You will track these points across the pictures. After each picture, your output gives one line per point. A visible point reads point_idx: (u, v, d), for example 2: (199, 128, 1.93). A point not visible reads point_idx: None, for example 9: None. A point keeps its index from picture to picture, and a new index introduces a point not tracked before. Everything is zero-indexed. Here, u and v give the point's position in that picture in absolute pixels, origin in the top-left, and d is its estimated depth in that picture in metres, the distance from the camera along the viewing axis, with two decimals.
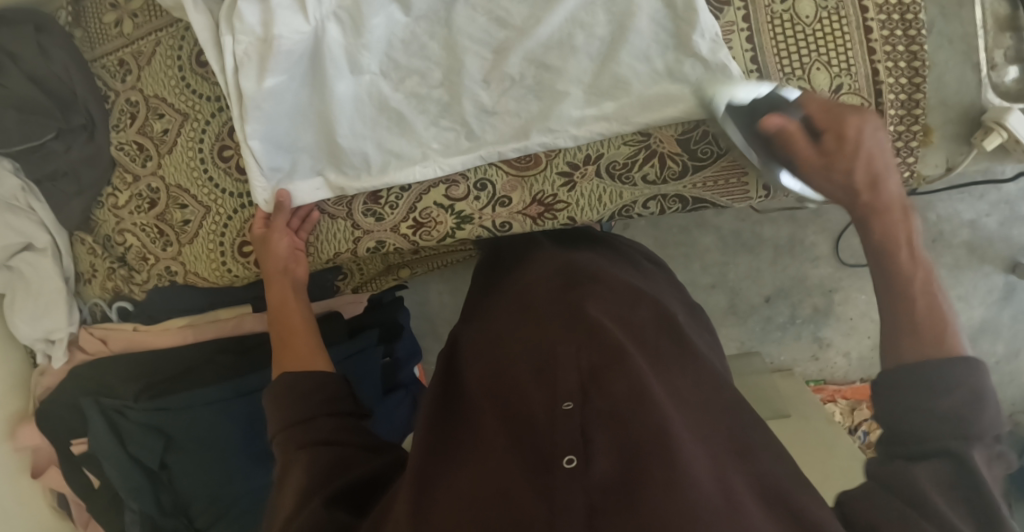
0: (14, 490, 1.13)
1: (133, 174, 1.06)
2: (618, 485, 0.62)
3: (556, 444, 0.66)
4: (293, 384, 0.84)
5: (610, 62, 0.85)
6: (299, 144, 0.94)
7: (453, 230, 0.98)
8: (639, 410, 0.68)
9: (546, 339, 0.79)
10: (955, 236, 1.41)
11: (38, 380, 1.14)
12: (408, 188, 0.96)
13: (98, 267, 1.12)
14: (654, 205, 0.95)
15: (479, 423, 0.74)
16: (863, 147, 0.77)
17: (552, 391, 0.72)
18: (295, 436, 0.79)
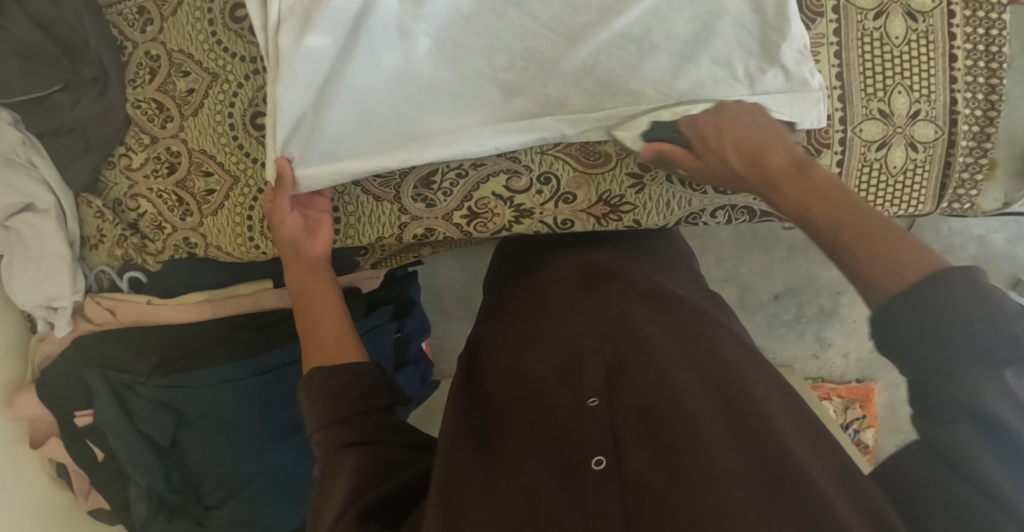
0: (11, 459, 1.08)
1: (150, 135, 0.96)
2: (649, 480, 0.60)
3: (585, 446, 0.65)
4: (318, 381, 0.70)
5: (689, 63, 0.78)
6: (327, 119, 0.75)
7: (509, 224, 0.84)
8: (668, 403, 0.66)
9: (568, 340, 0.78)
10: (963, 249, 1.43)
11: (38, 347, 1.09)
12: (464, 174, 0.81)
13: (106, 232, 1.03)
14: (723, 217, 0.86)
15: (507, 423, 0.73)
16: (769, 148, 0.70)
17: (578, 391, 0.71)
18: (329, 437, 0.67)
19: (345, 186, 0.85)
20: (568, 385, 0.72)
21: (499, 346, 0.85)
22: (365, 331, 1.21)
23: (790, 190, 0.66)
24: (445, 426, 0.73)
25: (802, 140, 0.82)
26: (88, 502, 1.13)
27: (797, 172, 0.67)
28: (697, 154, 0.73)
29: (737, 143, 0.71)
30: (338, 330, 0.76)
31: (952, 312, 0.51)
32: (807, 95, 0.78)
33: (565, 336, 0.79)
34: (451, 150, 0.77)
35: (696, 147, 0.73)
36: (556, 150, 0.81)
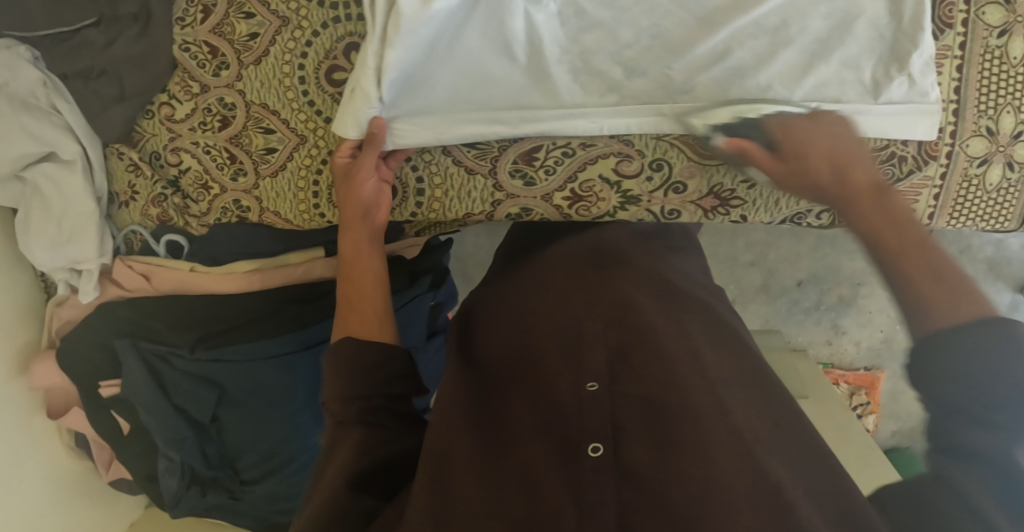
0: (26, 429, 1.01)
1: (199, 83, 0.83)
2: (643, 470, 0.61)
3: (585, 430, 0.65)
4: (345, 354, 0.70)
5: (818, 62, 0.77)
6: (433, 81, 0.71)
7: (613, 210, 0.81)
8: (666, 399, 0.66)
9: (570, 325, 0.76)
10: (980, 251, 1.39)
11: (56, 311, 1.00)
12: (572, 153, 0.77)
13: (140, 188, 0.92)
14: (827, 219, 0.82)
15: (507, 407, 0.71)
16: (854, 163, 0.67)
17: (578, 374, 0.70)
18: (346, 412, 0.68)
19: (434, 155, 0.78)
20: (570, 367, 0.71)
21: (495, 321, 0.83)
22: (401, 304, 1.12)
23: (869, 212, 0.63)
24: (448, 413, 0.72)
25: (913, 151, 0.83)
26: (109, 474, 1.08)
27: (877, 199, 0.65)
28: (783, 159, 0.69)
29: (828, 155, 0.68)
30: (372, 316, 0.75)
31: (1003, 347, 0.48)
32: (923, 106, 0.79)
33: (566, 319, 0.77)
34: (558, 122, 0.73)
35: (783, 151, 0.69)
36: (674, 137, 0.76)
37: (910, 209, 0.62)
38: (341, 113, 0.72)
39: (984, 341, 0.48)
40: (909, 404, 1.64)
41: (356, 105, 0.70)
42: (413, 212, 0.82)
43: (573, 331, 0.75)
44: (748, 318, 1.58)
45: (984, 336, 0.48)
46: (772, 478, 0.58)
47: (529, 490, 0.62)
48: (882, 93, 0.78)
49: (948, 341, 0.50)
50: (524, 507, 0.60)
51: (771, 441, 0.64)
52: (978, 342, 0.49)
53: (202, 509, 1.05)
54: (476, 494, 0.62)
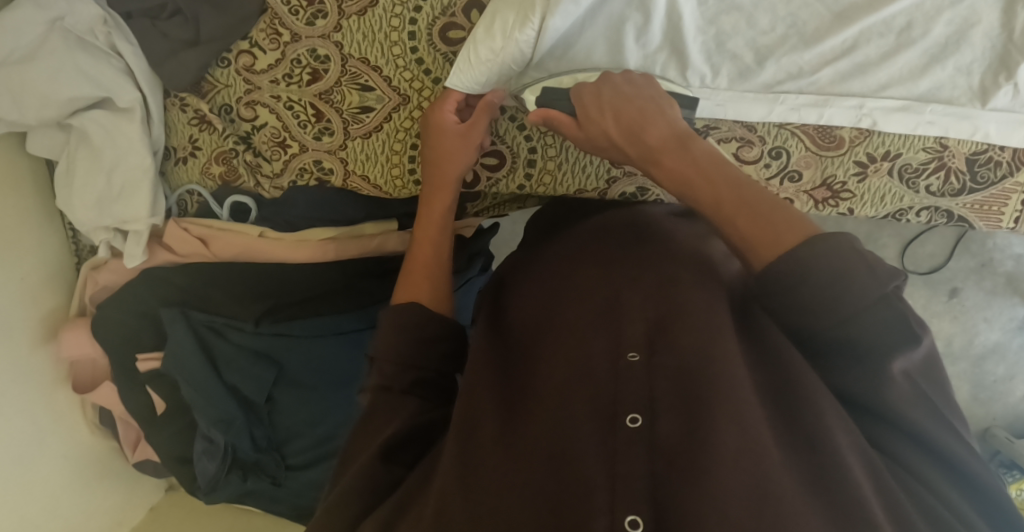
0: (48, 401, 0.94)
1: (289, 31, 0.77)
2: (689, 450, 0.49)
3: (619, 397, 0.53)
4: (404, 314, 0.65)
5: (936, 65, 0.73)
6: (575, 49, 0.72)
7: None
8: (721, 372, 0.53)
9: (605, 283, 0.63)
10: (1000, 265, 1.21)
11: (92, 275, 0.92)
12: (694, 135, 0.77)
13: (204, 142, 0.85)
14: (925, 218, 0.85)
15: (533, 375, 0.60)
16: (654, 120, 0.66)
17: (614, 341, 0.58)
18: (402, 379, 0.62)
19: (551, 126, 0.77)
20: (605, 329, 0.59)
21: (528, 281, 0.71)
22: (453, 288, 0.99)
23: (672, 163, 0.63)
24: (469, 384, 0.60)
25: (1008, 157, 0.79)
26: (136, 454, 1.00)
27: (674, 146, 0.64)
28: (580, 124, 0.69)
29: (615, 110, 0.67)
30: (439, 289, 0.70)
31: (824, 278, 0.51)
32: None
33: (604, 279, 0.64)
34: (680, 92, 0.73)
35: (581, 119, 0.69)
36: (796, 126, 0.78)
37: (716, 154, 0.62)
38: (461, 65, 0.70)
39: (805, 254, 0.51)
40: None
41: (490, 59, 0.69)
42: (519, 185, 0.82)
43: (611, 294, 0.62)
44: None
45: (838, 258, 0.50)
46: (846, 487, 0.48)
47: (555, 466, 0.51)
48: (990, 100, 0.74)
49: (787, 265, 0.52)
50: (549, 495, 0.49)
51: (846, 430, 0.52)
52: (823, 288, 0.51)
53: (240, 494, 0.98)
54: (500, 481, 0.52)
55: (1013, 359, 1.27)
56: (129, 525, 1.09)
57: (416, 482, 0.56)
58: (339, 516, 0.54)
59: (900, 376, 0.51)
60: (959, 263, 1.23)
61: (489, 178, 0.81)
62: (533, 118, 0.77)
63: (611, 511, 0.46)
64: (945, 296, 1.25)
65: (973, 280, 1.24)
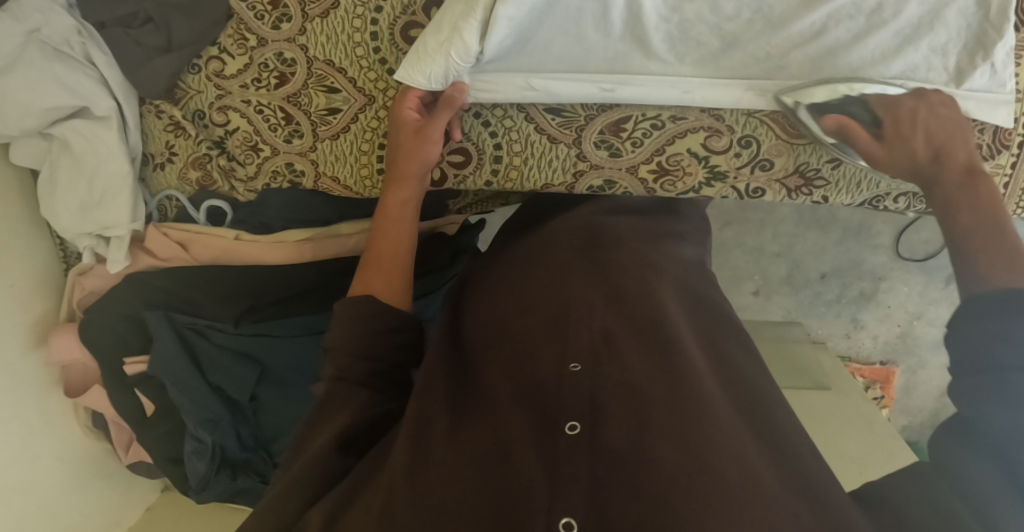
0: (41, 405, 0.96)
1: (256, 36, 0.78)
2: (628, 454, 0.51)
3: (562, 406, 0.56)
4: (360, 306, 0.67)
5: (909, 47, 0.72)
6: (534, 41, 0.72)
7: (698, 186, 0.81)
8: (659, 385, 0.57)
9: (557, 299, 0.67)
10: None
11: (78, 281, 0.94)
12: (661, 126, 0.76)
13: (179, 148, 0.86)
14: (903, 203, 0.82)
15: (482, 382, 0.64)
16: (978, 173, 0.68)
17: (561, 351, 0.61)
18: (355, 371, 0.65)
19: (515, 121, 0.77)
20: (552, 343, 0.63)
21: (487, 292, 0.74)
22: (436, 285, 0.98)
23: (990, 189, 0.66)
24: (421, 389, 0.64)
25: (989, 140, 0.77)
26: (129, 456, 1.02)
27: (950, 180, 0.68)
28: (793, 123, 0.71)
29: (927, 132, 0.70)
30: (398, 283, 0.72)
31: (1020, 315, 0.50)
32: (998, 98, 0.73)
33: (556, 293, 0.68)
34: (650, 84, 0.73)
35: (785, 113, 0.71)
36: (764, 113, 0.76)
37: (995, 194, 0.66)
38: (412, 62, 0.69)
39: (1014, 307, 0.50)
40: None
41: (444, 62, 0.69)
42: (487, 181, 0.82)
43: (560, 307, 0.66)
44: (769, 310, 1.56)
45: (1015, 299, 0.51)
46: (774, 486, 0.50)
47: (498, 472, 0.53)
48: (965, 81, 0.73)
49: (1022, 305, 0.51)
50: (491, 496, 0.52)
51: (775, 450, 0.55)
52: (1019, 310, 0.50)
53: (229, 495, 0.98)
54: (444, 479, 0.54)
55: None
56: (125, 526, 1.11)
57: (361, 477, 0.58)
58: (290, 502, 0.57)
59: None
60: None
61: (456, 175, 0.81)
62: (497, 115, 0.77)
63: (548, 511, 0.49)
64: (942, 282, 1.27)
65: None
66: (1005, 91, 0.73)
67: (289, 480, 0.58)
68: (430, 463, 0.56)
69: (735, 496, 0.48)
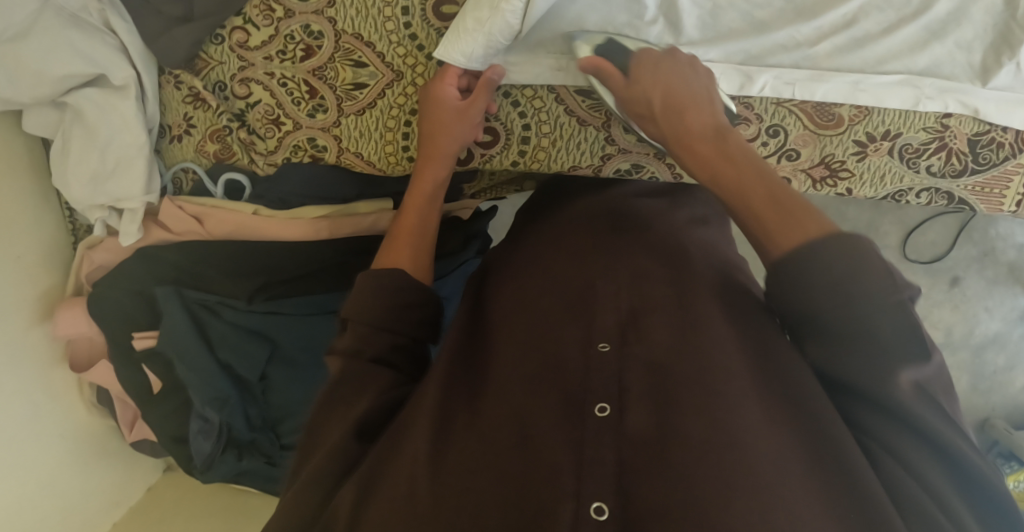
0: (45, 379, 0.94)
1: (282, 7, 0.76)
2: (655, 439, 0.53)
3: (589, 388, 0.56)
4: (386, 277, 0.68)
5: (935, 41, 0.72)
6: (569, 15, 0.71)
7: None
8: (686, 364, 0.57)
9: (580, 276, 0.67)
10: (1003, 254, 1.26)
11: (87, 253, 0.92)
12: None
13: (197, 120, 0.85)
14: (925, 199, 0.84)
15: (501, 358, 0.63)
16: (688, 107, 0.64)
17: (586, 333, 0.61)
18: (376, 341, 0.65)
19: (544, 101, 0.77)
20: (577, 324, 0.62)
21: (508, 272, 0.73)
22: (452, 268, 0.98)
23: (707, 153, 0.61)
24: (440, 370, 0.63)
25: (1013, 138, 0.78)
26: (133, 433, 1.00)
27: (711, 138, 0.62)
28: (627, 81, 0.68)
29: (666, 101, 0.65)
30: (421, 260, 0.72)
31: (835, 262, 0.49)
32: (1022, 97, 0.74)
33: (579, 271, 0.68)
34: None
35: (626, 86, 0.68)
36: (794, 103, 0.76)
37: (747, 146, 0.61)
38: (450, 38, 0.69)
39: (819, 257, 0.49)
40: None
41: (483, 32, 0.67)
42: (512, 161, 0.82)
43: (583, 285, 0.66)
44: None
45: (856, 256, 0.48)
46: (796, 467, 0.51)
47: (524, 452, 0.54)
48: (990, 80, 0.73)
49: (814, 255, 0.50)
50: (519, 476, 0.52)
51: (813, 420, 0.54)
52: (827, 258, 0.49)
53: (235, 475, 0.97)
54: (468, 461, 0.54)
55: (1013, 349, 1.30)
56: (127, 505, 1.10)
57: (381, 451, 0.58)
58: (313, 490, 0.57)
59: (908, 385, 0.48)
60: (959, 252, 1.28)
61: (482, 154, 0.81)
62: (526, 94, 0.76)
63: (578, 495, 0.49)
64: (946, 283, 1.29)
65: (973, 268, 1.28)
66: None
67: (309, 471, 0.57)
68: (454, 445, 0.57)
69: (761, 480, 0.49)
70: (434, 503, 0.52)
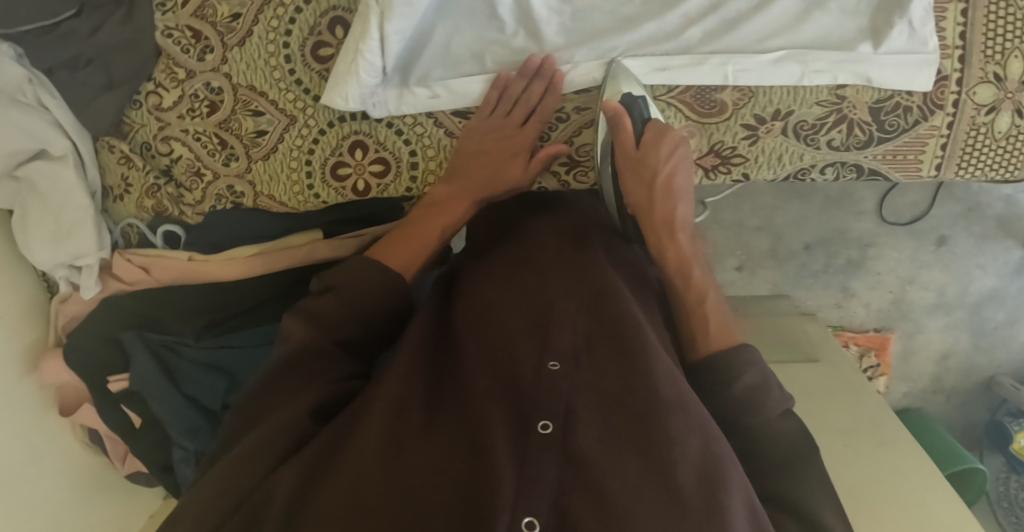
0: (35, 429, 1.01)
1: (184, 69, 0.84)
2: (594, 460, 0.58)
3: (538, 405, 0.61)
4: (353, 294, 0.74)
5: (815, 11, 0.73)
6: (443, 38, 0.74)
7: (611, 174, 0.83)
8: (634, 394, 0.62)
9: (541, 289, 0.71)
10: (989, 208, 1.50)
11: (60, 309, 1.00)
12: (566, 118, 0.79)
13: (133, 180, 0.92)
14: (831, 174, 0.82)
15: (461, 364, 0.68)
16: (663, 198, 0.78)
17: (542, 347, 0.65)
18: (330, 333, 0.72)
19: (426, 127, 0.79)
20: (534, 337, 0.67)
21: (472, 270, 0.76)
22: None
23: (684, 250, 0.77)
24: (403, 372, 0.67)
25: (919, 101, 0.77)
26: (126, 466, 1.07)
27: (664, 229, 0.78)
28: (641, 144, 0.78)
29: (633, 170, 0.79)
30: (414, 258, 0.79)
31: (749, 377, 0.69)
32: (923, 55, 0.74)
33: (538, 284, 0.71)
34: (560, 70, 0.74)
35: (644, 137, 0.77)
36: (669, 96, 0.77)
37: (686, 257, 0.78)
38: (331, 85, 0.73)
39: (734, 372, 0.69)
40: (921, 364, 1.66)
41: (355, 79, 0.72)
42: (406, 188, 0.84)
43: (544, 301, 0.70)
44: (757, 283, 1.58)
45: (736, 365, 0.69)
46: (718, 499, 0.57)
47: (473, 462, 0.59)
48: (883, 42, 0.73)
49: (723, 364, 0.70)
50: (465, 491, 0.57)
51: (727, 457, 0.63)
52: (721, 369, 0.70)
53: None
54: (418, 464, 0.59)
55: (1010, 303, 1.58)
56: None
57: (330, 440, 0.64)
58: (258, 462, 0.63)
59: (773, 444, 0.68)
60: (946, 211, 1.51)
61: (378, 185, 0.83)
62: (408, 123, 0.79)
63: (515, 512, 0.55)
64: (935, 243, 1.52)
65: (962, 224, 1.52)
66: (932, 45, 0.74)
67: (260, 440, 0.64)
68: (403, 450, 0.60)
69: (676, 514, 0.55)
70: (383, 503, 0.56)
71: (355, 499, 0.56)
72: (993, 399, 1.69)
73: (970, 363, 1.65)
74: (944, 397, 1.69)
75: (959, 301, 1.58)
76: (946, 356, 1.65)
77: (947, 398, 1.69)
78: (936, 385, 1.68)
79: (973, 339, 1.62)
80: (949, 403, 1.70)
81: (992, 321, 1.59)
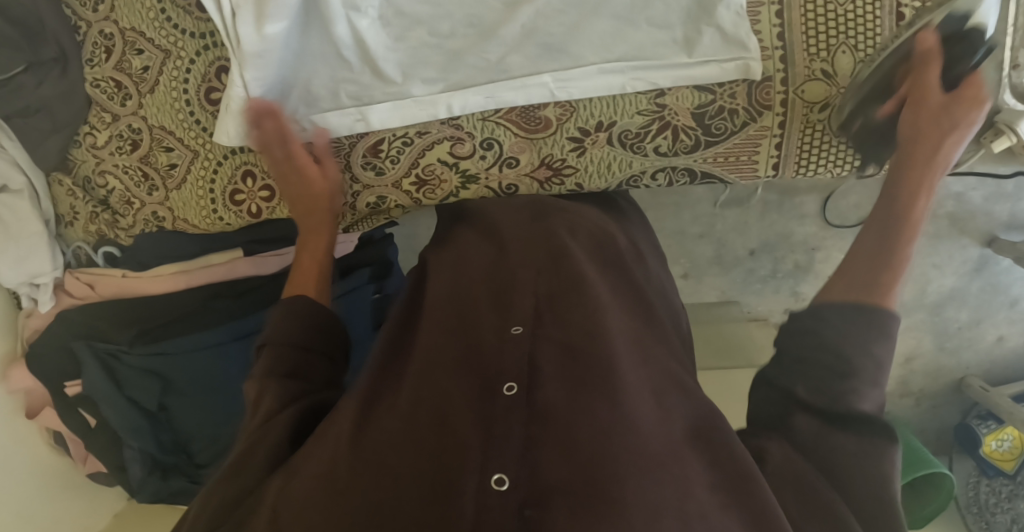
0: (10, 428, 1.17)
1: (110, 113, 0.98)
2: (558, 411, 0.58)
3: (500, 367, 0.62)
4: (286, 333, 0.75)
5: (630, 27, 0.78)
6: (300, 81, 0.83)
7: (455, 190, 0.90)
8: (592, 348, 0.63)
9: (503, 268, 0.73)
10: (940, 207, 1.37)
11: (26, 322, 1.15)
12: (409, 143, 0.87)
13: (79, 209, 1.07)
14: (665, 178, 0.89)
15: (423, 343, 0.70)
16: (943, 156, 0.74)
17: (503, 318, 0.67)
18: (282, 363, 0.73)
19: None
20: (496, 309, 0.69)
21: (439, 262, 0.79)
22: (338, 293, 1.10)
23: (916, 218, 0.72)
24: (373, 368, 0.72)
25: (744, 103, 0.82)
26: (86, 466, 1.22)
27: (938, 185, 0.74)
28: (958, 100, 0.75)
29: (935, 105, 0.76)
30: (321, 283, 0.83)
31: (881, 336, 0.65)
32: (742, 58, 0.78)
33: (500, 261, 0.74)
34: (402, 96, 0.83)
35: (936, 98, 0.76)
36: (497, 116, 0.84)
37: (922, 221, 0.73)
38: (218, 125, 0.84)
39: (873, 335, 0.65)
40: None
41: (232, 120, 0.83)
42: None
43: (504, 275, 0.73)
44: (705, 289, 1.51)
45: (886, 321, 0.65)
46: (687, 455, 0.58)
47: (439, 431, 0.59)
48: (694, 48, 0.78)
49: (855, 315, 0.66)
50: (431, 457, 0.57)
51: (704, 408, 0.64)
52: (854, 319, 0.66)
53: (163, 494, 1.15)
54: (387, 440, 0.60)
55: (971, 302, 1.49)
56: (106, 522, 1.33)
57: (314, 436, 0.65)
58: (248, 475, 0.64)
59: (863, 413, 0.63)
60: None
61: (268, 207, 0.97)
62: None
63: (484, 469, 0.54)
64: None
65: None
66: (749, 49, 0.78)
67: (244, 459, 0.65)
68: (372, 432, 0.62)
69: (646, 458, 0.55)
70: (359, 480, 0.57)
71: (330, 479, 0.58)
72: (964, 402, 1.66)
73: (937, 365, 1.60)
74: (913, 399, 1.67)
75: (917, 304, 1.51)
76: (911, 359, 1.60)
77: (916, 401, 1.67)
78: (903, 389, 1.65)
79: (937, 341, 1.56)
80: (918, 405, 1.67)
81: (955, 323, 1.52)
